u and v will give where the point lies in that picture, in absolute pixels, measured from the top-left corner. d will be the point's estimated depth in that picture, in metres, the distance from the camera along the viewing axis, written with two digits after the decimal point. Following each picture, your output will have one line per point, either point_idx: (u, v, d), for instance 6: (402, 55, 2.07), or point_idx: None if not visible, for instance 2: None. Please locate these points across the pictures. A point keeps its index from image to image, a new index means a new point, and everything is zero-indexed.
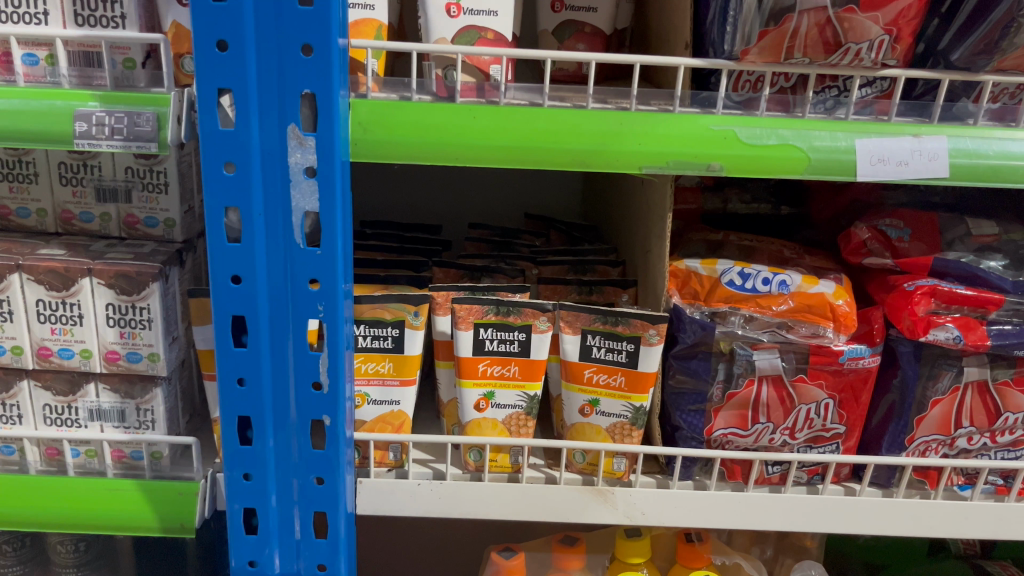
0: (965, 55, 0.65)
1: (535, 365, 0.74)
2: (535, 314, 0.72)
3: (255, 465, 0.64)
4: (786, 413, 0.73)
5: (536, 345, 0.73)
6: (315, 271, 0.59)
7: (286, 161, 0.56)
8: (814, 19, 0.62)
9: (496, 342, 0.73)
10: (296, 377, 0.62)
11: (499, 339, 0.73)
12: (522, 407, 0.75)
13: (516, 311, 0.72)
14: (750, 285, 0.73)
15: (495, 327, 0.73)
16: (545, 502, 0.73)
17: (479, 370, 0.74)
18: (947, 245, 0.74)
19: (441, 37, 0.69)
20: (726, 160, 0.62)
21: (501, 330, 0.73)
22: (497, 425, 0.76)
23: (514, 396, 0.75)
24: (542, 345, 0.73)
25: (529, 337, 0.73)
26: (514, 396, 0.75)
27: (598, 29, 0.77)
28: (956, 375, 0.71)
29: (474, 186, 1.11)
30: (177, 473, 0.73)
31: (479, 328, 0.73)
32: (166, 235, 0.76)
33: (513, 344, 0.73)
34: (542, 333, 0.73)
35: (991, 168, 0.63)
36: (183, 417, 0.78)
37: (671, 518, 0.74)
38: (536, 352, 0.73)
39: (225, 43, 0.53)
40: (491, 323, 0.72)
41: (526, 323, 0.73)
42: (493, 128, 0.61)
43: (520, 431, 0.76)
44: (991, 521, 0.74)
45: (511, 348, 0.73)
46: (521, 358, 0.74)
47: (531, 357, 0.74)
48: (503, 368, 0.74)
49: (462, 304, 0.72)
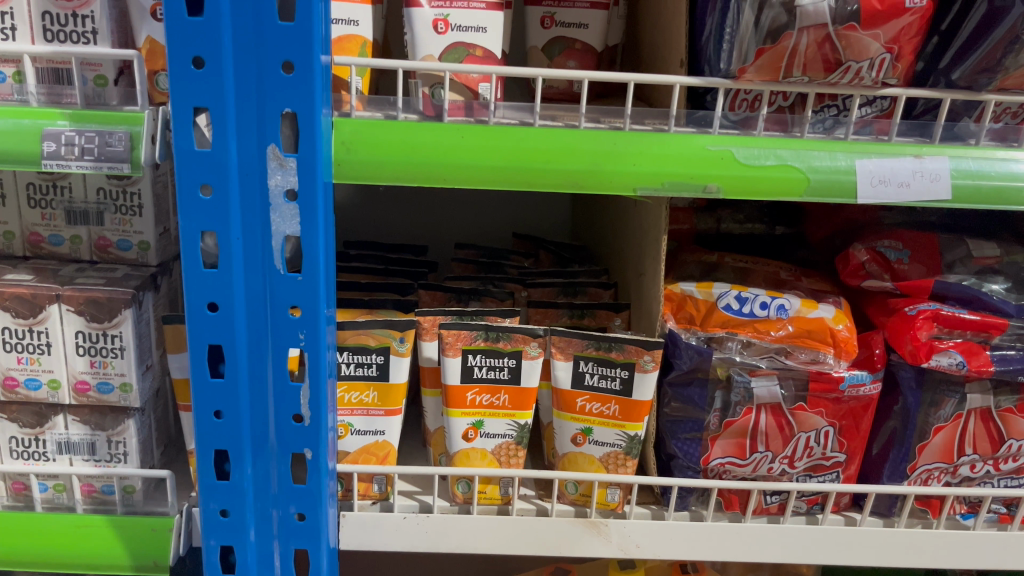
0: (966, 73, 0.64)
1: (525, 394, 0.71)
2: (526, 340, 0.70)
3: (233, 500, 0.61)
4: (785, 442, 0.71)
5: (527, 372, 0.71)
6: (295, 298, 0.56)
7: (266, 184, 0.53)
8: (813, 37, 0.60)
9: (485, 369, 0.70)
10: (276, 409, 0.59)
11: (488, 366, 0.70)
12: (512, 437, 0.72)
13: (506, 336, 0.70)
14: (748, 309, 0.71)
15: (484, 353, 0.70)
16: (536, 537, 0.70)
17: (468, 399, 0.71)
18: (947, 268, 0.72)
19: (428, 54, 0.66)
20: (723, 181, 0.59)
21: (490, 357, 0.70)
22: (486, 455, 0.73)
23: (504, 425, 0.72)
24: (533, 372, 0.71)
25: (518, 363, 0.70)
26: (504, 424, 0.72)
27: (589, 46, 0.75)
28: (959, 403, 0.69)
29: (458, 207, 1.09)
30: (151, 508, 0.70)
31: (467, 355, 0.70)
32: (140, 258, 0.73)
33: (503, 371, 0.70)
34: (533, 359, 0.70)
35: (994, 190, 0.61)
36: (157, 448, 0.75)
37: (666, 551, 0.71)
38: (527, 380, 0.71)
39: (201, 60, 0.50)
40: (479, 349, 0.70)
41: (516, 349, 0.70)
42: (481, 148, 0.58)
43: (511, 462, 0.73)
44: (994, 552, 0.72)
45: (500, 375, 0.71)
46: (511, 386, 0.71)
47: (522, 385, 0.71)
48: (493, 397, 0.71)
49: (450, 329, 0.70)
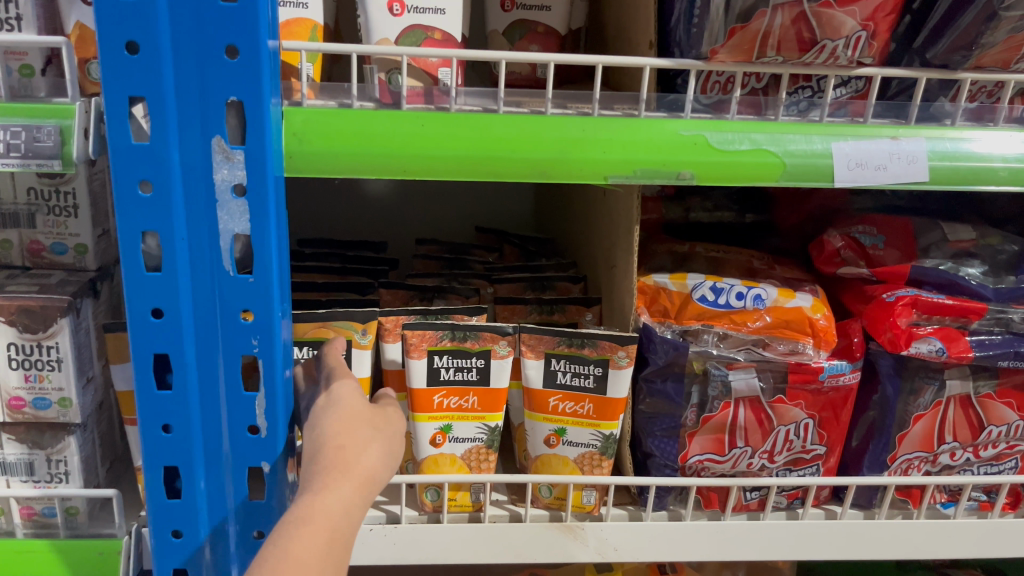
0: (941, 52, 0.62)
1: (495, 396, 0.68)
2: (494, 338, 0.67)
3: (185, 520, 0.56)
4: (764, 436, 0.68)
5: (496, 373, 0.67)
6: (247, 301, 0.52)
7: (211, 179, 0.49)
8: (787, 15, 0.57)
9: (452, 371, 0.67)
10: (231, 419, 0.55)
11: (455, 367, 0.67)
12: (482, 440, 0.69)
13: (473, 335, 0.66)
14: (723, 300, 0.68)
15: (451, 354, 0.66)
16: (510, 544, 0.67)
17: (435, 403, 0.67)
18: (922, 252, 0.71)
19: (383, 38, 0.62)
20: (696, 168, 0.57)
21: (457, 358, 0.66)
22: (456, 461, 0.69)
23: (473, 429, 0.69)
24: (502, 372, 0.67)
25: (487, 363, 0.67)
26: (473, 428, 0.69)
27: (552, 29, 0.72)
28: (938, 390, 0.68)
29: (417, 201, 1.05)
30: (97, 531, 0.65)
31: (433, 356, 0.66)
32: (78, 263, 0.68)
33: (471, 372, 0.67)
34: (502, 358, 0.67)
35: (971, 171, 0.59)
36: (102, 466, 0.70)
37: (644, 553, 0.68)
38: (496, 380, 0.67)
39: (135, 45, 0.46)
40: (445, 350, 0.66)
41: (484, 349, 0.67)
42: (446, 137, 0.54)
43: (481, 466, 0.70)
44: (975, 539, 0.70)
45: (469, 376, 0.67)
46: (480, 388, 0.68)
47: (490, 386, 0.68)
48: (461, 400, 0.68)
49: (413, 331, 0.66)
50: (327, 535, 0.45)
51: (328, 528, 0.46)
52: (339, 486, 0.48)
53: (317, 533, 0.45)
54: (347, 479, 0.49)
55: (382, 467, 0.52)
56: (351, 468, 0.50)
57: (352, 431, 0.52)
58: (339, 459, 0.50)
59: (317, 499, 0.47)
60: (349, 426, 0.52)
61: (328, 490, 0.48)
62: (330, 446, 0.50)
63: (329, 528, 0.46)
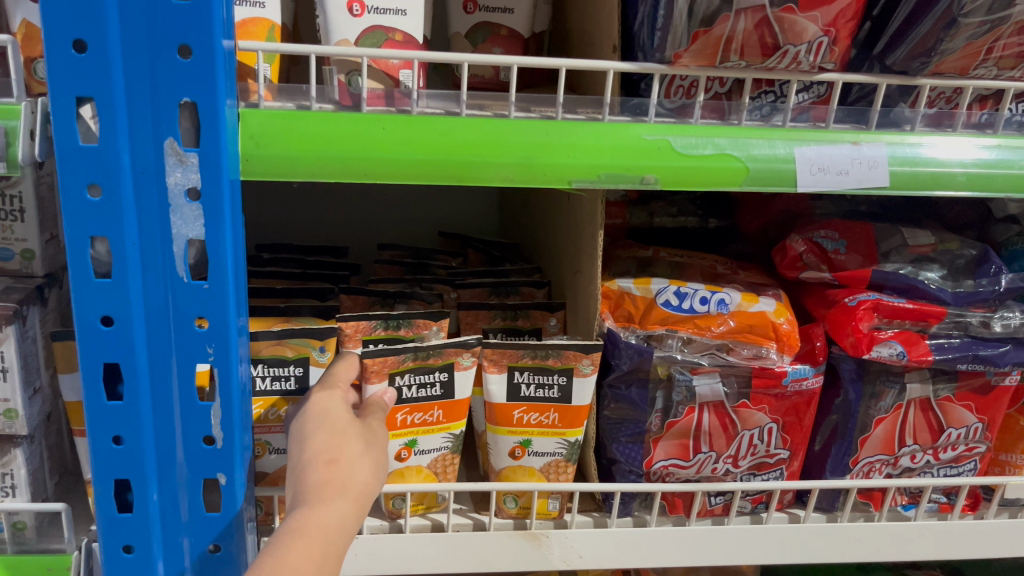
0: (901, 58, 0.63)
1: (459, 406, 0.67)
2: (458, 352, 0.65)
3: (138, 534, 0.54)
4: (728, 441, 0.69)
5: (460, 385, 0.66)
6: (202, 309, 0.50)
7: (164, 182, 0.47)
8: (750, 20, 0.57)
9: (414, 387, 0.65)
10: (185, 430, 0.53)
11: (417, 384, 0.65)
12: (448, 448, 0.68)
13: (436, 351, 0.65)
14: (687, 305, 0.68)
15: (412, 372, 0.65)
16: (474, 553, 0.66)
17: (399, 421, 0.65)
18: (883, 257, 0.71)
19: (343, 39, 0.61)
20: (660, 172, 0.56)
21: (419, 375, 0.65)
22: (422, 470, 0.68)
23: (439, 439, 0.68)
24: (465, 382, 0.67)
25: (450, 377, 0.66)
26: (438, 439, 0.68)
27: (515, 32, 0.71)
28: (899, 393, 0.68)
29: (379, 204, 1.04)
30: (46, 545, 0.63)
31: (394, 377, 0.64)
32: (24, 269, 0.65)
33: (434, 387, 0.66)
34: (465, 369, 0.66)
35: (930, 176, 0.59)
36: (51, 479, 0.68)
37: (610, 560, 0.68)
38: (459, 392, 0.67)
39: (83, 44, 0.44)
40: (407, 370, 0.64)
41: (447, 363, 0.65)
42: (405, 141, 0.53)
43: (447, 472, 0.69)
44: (936, 541, 0.71)
45: (433, 391, 0.66)
46: (444, 401, 0.67)
47: (455, 398, 0.67)
48: (425, 415, 0.66)
49: (373, 358, 0.63)
50: (322, 548, 0.46)
51: (323, 542, 0.46)
52: (334, 501, 0.49)
53: (311, 546, 0.46)
54: (342, 493, 0.49)
55: (375, 483, 0.52)
56: (346, 485, 0.50)
57: (346, 445, 0.52)
58: (334, 474, 0.50)
59: (313, 513, 0.47)
60: (344, 440, 0.52)
61: (323, 505, 0.48)
62: (324, 462, 0.50)
63: (323, 542, 0.46)
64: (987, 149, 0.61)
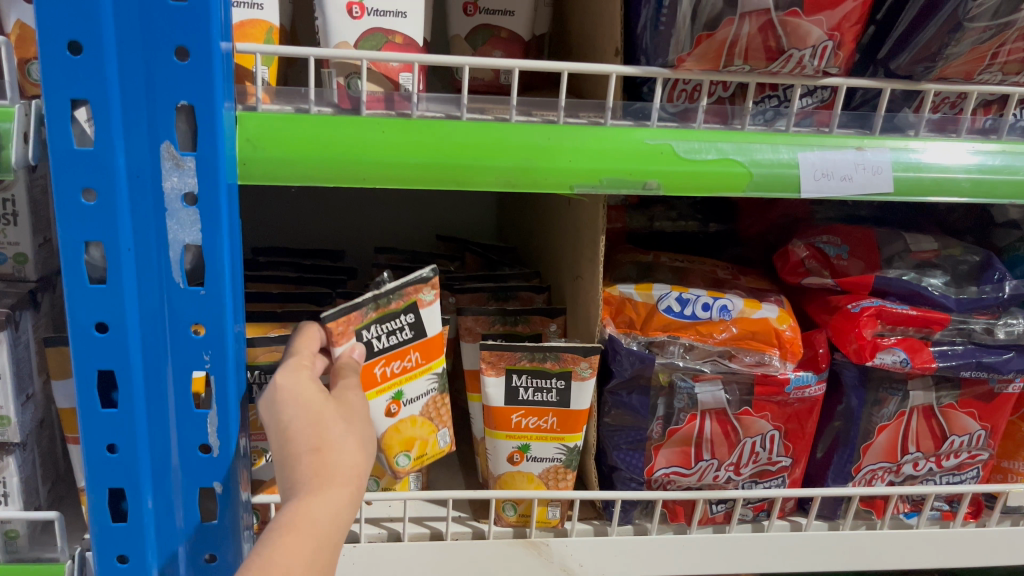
0: (905, 63, 0.62)
1: (432, 343, 0.66)
2: (417, 288, 0.63)
3: (132, 544, 0.53)
4: (730, 448, 0.68)
5: (429, 321, 0.64)
6: (198, 315, 0.50)
7: (160, 187, 0.46)
8: (755, 23, 0.56)
9: (384, 336, 0.63)
10: (180, 438, 0.52)
11: (386, 332, 0.63)
12: (435, 389, 0.68)
13: (394, 294, 0.62)
14: (689, 311, 0.68)
15: (378, 322, 0.62)
16: (473, 562, 0.65)
17: (378, 374, 0.63)
18: (886, 262, 0.71)
19: (342, 41, 0.60)
20: (663, 177, 0.56)
21: (385, 322, 0.62)
22: (416, 420, 0.67)
23: (424, 384, 0.67)
24: (433, 316, 0.65)
25: (417, 316, 0.64)
26: (423, 383, 0.66)
27: (515, 34, 0.70)
28: (902, 400, 0.68)
29: (377, 208, 1.03)
30: (38, 555, 0.61)
31: (360, 332, 0.61)
32: (17, 273, 0.64)
33: (404, 330, 0.63)
34: (429, 304, 0.64)
35: (934, 182, 0.59)
36: (43, 487, 0.67)
37: (611, 568, 0.67)
38: (430, 327, 0.65)
39: (78, 45, 0.43)
40: (372, 321, 0.61)
41: (410, 303, 0.63)
42: (404, 145, 0.53)
43: (441, 414, 0.69)
44: (938, 550, 0.71)
45: (403, 334, 0.64)
46: (419, 342, 0.65)
47: (427, 335, 0.65)
48: (404, 362, 0.64)
49: (335, 320, 0.59)
50: (315, 541, 0.43)
51: (316, 535, 0.43)
52: (324, 489, 0.45)
53: (302, 540, 0.42)
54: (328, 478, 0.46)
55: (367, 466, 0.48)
56: (335, 472, 0.46)
57: (330, 429, 0.48)
58: (321, 463, 0.46)
59: (302, 505, 0.44)
60: (327, 424, 0.48)
61: (312, 497, 0.44)
62: (308, 450, 0.46)
63: (315, 534, 0.43)
64: (990, 155, 0.60)
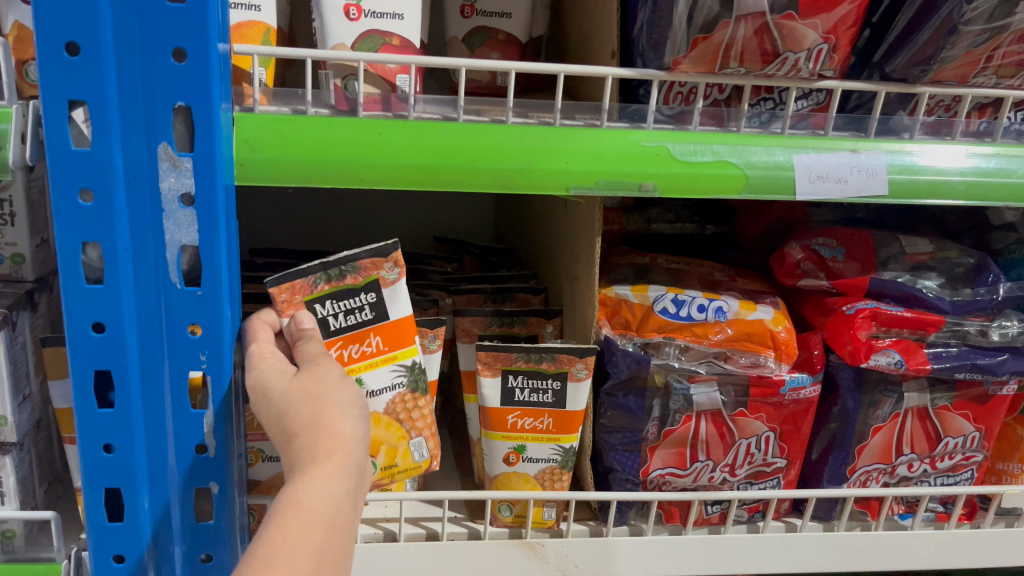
0: (900, 66, 0.62)
1: (397, 330, 0.61)
2: (376, 264, 0.59)
3: (128, 544, 0.53)
4: (725, 449, 0.68)
5: (391, 302, 0.60)
6: (195, 315, 0.50)
7: (157, 188, 0.47)
8: (750, 26, 0.57)
9: (342, 315, 0.59)
10: (176, 438, 0.52)
11: (344, 311, 0.59)
12: (403, 383, 0.63)
13: (350, 268, 0.58)
14: (685, 313, 0.68)
15: (333, 298, 0.58)
16: (469, 563, 0.65)
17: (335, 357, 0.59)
18: (882, 265, 0.71)
19: (340, 43, 0.60)
20: (658, 180, 0.56)
21: (341, 299, 0.58)
22: (381, 419, 0.63)
23: (387, 375, 0.62)
24: (397, 298, 0.60)
25: (379, 297, 0.59)
26: (387, 373, 0.62)
27: (512, 36, 0.70)
28: (896, 402, 0.68)
29: (374, 209, 1.03)
30: (35, 555, 0.61)
31: (312, 305, 0.58)
32: (14, 273, 0.64)
33: (363, 311, 0.59)
34: (393, 283, 0.60)
35: (929, 184, 0.59)
36: (39, 486, 0.67)
37: (607, 569, 0.67)
38: (392, 310, 0.60)
39: (76, 46, 0.43)
40: (325, 295, 0.58)
41: (369, 280, 0.59)
42: (401, 146, 0.53)
43: (411, 415, 0.64)
44: (933, 551, 0.71)
45: (362, 315, 0.59)
46: (380, 325, 0.60)
47: (391, 319, 0.60)
48: (363, 345, 0.60)
49: (281, 285, 0.57)
50: (310, 521, 0.42)
51: (311, 517, 0.43)
52: (313, 472, 0.45)
53: (296, 522, 0.42)
54: (321, 463, 0.45)
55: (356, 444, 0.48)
56: (323, 455, 0.46)
57: (314, 415, 0.48)
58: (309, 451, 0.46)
59: (294, 492, 0.44)
60: (312, 411, 0.48)
61: (304, 483, 0.44)
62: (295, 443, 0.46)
63: (310, 515, 0.43)
64: (983, 158, 0.60)
